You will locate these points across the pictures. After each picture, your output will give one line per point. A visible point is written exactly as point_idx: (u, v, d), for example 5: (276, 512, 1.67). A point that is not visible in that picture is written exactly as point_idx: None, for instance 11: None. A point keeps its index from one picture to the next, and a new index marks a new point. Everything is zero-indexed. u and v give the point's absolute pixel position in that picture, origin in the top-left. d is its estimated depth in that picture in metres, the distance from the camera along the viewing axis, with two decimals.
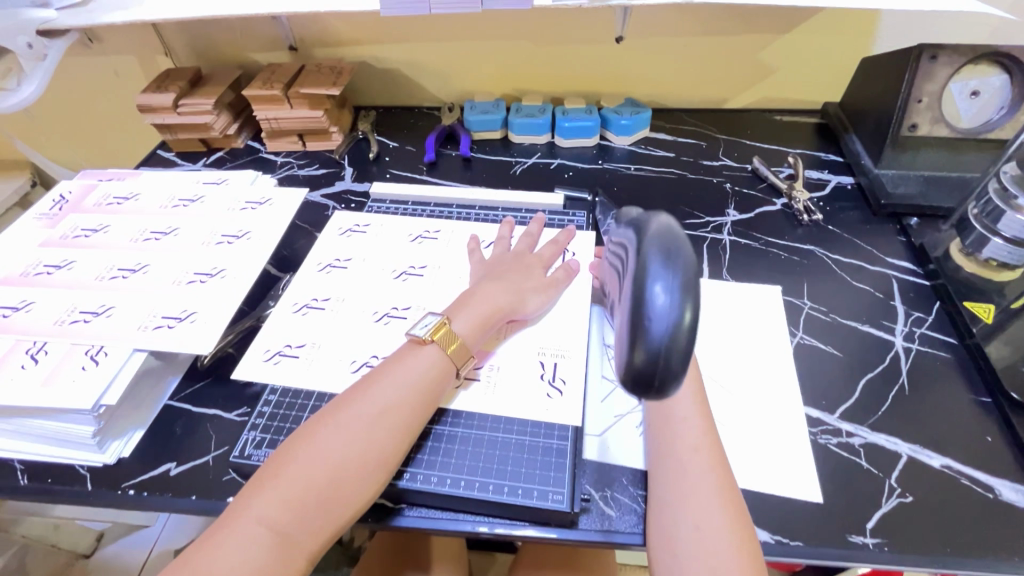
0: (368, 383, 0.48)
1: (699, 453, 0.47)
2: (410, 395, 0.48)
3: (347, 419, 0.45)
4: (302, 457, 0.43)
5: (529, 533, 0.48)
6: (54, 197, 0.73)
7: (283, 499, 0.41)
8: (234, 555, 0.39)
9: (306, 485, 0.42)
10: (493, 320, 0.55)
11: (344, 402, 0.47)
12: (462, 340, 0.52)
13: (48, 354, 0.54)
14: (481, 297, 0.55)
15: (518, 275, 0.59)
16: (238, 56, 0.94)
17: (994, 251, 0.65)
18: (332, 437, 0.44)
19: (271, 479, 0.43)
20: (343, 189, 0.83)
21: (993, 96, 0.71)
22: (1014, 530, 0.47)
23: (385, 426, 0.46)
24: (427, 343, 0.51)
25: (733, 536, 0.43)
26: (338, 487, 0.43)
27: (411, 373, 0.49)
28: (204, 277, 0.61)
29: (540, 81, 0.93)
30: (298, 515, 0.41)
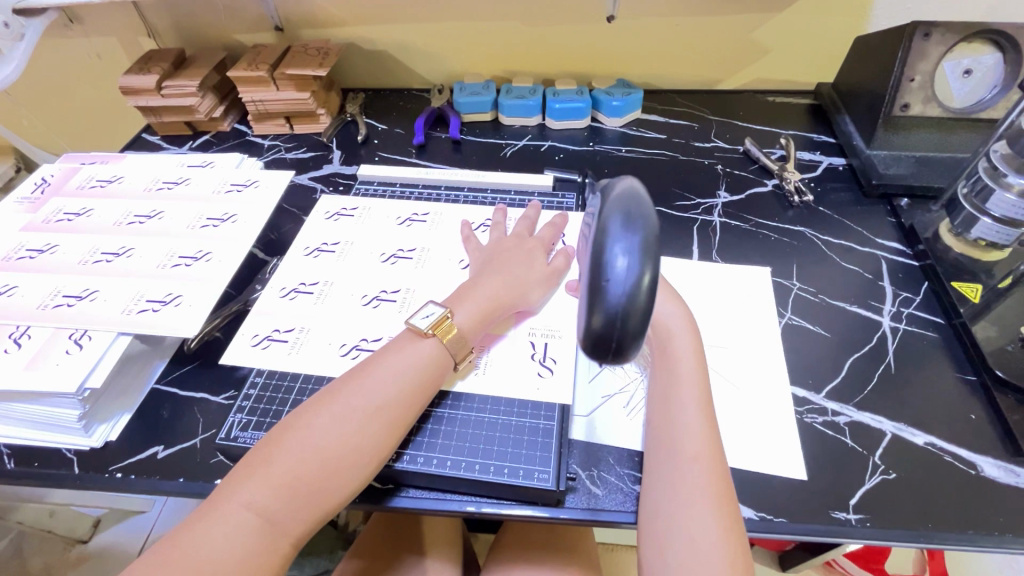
0: (364, 371, 0.48)
1: (690, 431, 0.47)
2: (407, 388, 0.47)
3: (341, 409, 0.45)
4: (294, 444, 0.43)
5: (516, 512, 0.48)
6: (36, 180, 0.72)
7: (272, 486, 0.41)
8: (220, 539, 0.39)
9: (298, 473, 0.42)
10: (495, 312, 0.54)
11: (339, 390, 0.46)
12: (463, 334, 0.52)
13: (31, 339, 0.53)
14: (483, 289, 0.55)
15: (520, 265, 0.58)
16: (222, 38, 0.92)
17: (983, 231, 0.64)
18: (325, 425, 0.44)
19: (261, 466, 0.42)
20: (331, 171, 0.83)
21: (985, 75, 0.70)
22: (995, 507, 0.47)
23: (379, 418, 0.45)
24: (428, 336, 0.50)
25: (717, 509, 0.43)
26: (328, 478, 0.42)
27: (408, 364, 0.48)
28: (189, 260, 0.61)
29: (530, 62, 0.91)
30: (287, 503, 0.41)
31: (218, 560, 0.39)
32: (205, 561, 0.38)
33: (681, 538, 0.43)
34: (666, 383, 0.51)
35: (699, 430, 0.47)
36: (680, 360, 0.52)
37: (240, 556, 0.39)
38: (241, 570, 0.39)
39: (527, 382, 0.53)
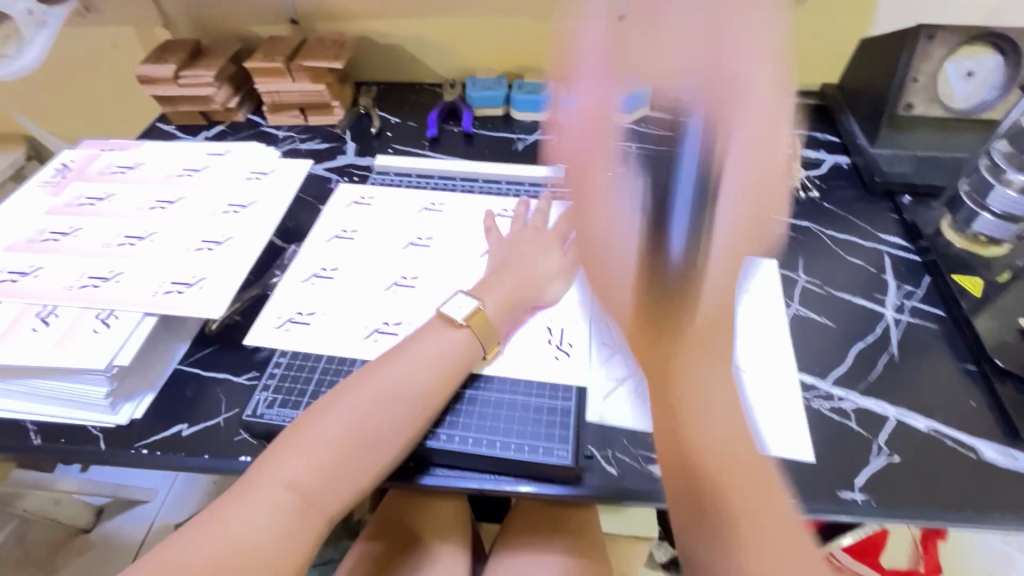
0: (395, 359, 0.51)
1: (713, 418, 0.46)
2: (437, 375, 0.50)
3: (375, 392, 0.48)
4: (330, 424, 0.46)
5: (531, 490, 0.50)
6: (57, 166, 0.73)
7: (311, 463, 0.44)
8: (262, 513, 0.41)
9: (336, 452, 0.44)
10: (518, 303, 0.58)
11: (373, 374, 0.49)
12: (492, 322, 0.55)
13: (59, 318, 0.54)
14: (506, 281, 0.59)
15: (538, 259, 0.62)
16: (237, 30, 0.94)
17: (983, 227, 0.66)
18: (359, 408, 0.47)
19: (301, 444, 0.45)
20: (346, 162, 0.84)
21: (986, 77, 0.72)
22: (994, 489, 0.49)
23: (411, 402, 0.48)
24: (461, 326, 0.54)
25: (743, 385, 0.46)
26: (362, 455, 0.45)
27: (439, 353, 0.52)
28: (212, 244, 0.62)
29: (542, 58, 0.93)
30: (325, 480, 0.44)
31: (265, 531, 0.41)
32: (249, 532, 0.41)
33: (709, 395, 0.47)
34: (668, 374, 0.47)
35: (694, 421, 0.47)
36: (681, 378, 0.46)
37: (282, 529, 0.41)
38: (281, 541, 0.41)
39: (547, 363, 0.56)
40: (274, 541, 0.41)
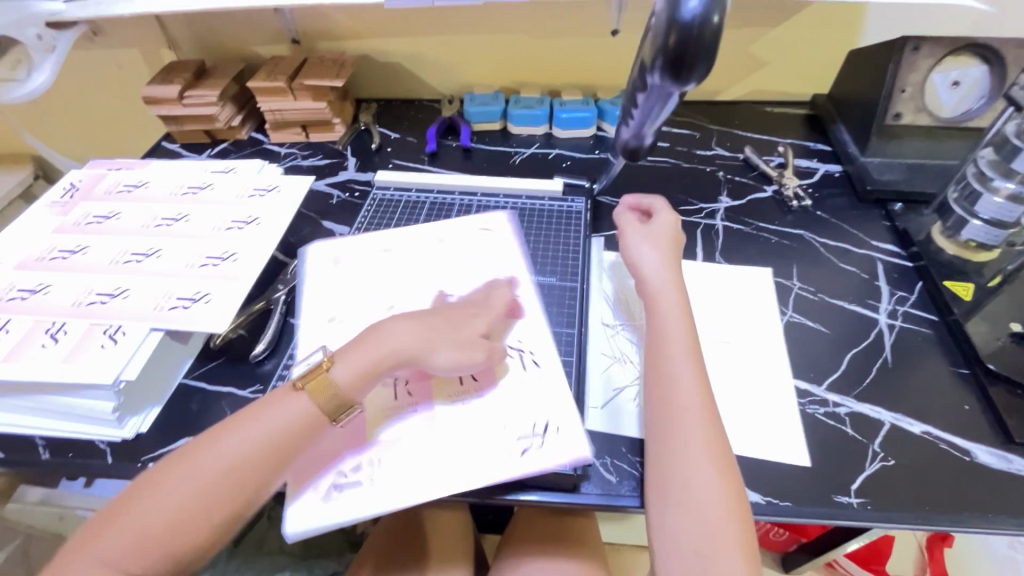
0: (234, 423, 0.47)
1: (681, 379, 0.50)
2: (261, 449, 0.45)
3: (197, 467, 0.44)
4: (148, 500, 0.43)
5: (533, 498, 0.50)
6: (65, 185, 0.74)
7: (119, 543, 0.42)
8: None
9: (150, 532, 0.42)
10: (383, 367, 0.50)
11: (203, 444, 0.46)
12: (338, 391, 0.48)
13: (67, 334, 0.56)
14: (373, 342, 0.51)
15: (441, 324, 0.54)
16: (241, 50, 0.96)
17: (972, 234, 0.67)
18: (177, 483, 0.43)
19: (120, 517, 0.43)
20: (347, 178, 0.86)
21: (972, 86, 0.74)
22: (989, 491, 0.50)
23: (231, 476, 0.44)
24: (300, 392, 0.48)
25: (712, 457, 0.46)
26: (174, 537, 0.42)
27: (272, 423, 0.46)
28: (217, 260, 0.63)
29: (538, 74, 0.95)
30: (132, 560, 0.41)
31: None
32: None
33: (676, 480, 0.45)
34: (656, 333, 0.53)
35: (696, 411, 0.48)
36: (671, 358, 0.51)
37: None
38: None
39: (518, 378, 0.55)
40: None
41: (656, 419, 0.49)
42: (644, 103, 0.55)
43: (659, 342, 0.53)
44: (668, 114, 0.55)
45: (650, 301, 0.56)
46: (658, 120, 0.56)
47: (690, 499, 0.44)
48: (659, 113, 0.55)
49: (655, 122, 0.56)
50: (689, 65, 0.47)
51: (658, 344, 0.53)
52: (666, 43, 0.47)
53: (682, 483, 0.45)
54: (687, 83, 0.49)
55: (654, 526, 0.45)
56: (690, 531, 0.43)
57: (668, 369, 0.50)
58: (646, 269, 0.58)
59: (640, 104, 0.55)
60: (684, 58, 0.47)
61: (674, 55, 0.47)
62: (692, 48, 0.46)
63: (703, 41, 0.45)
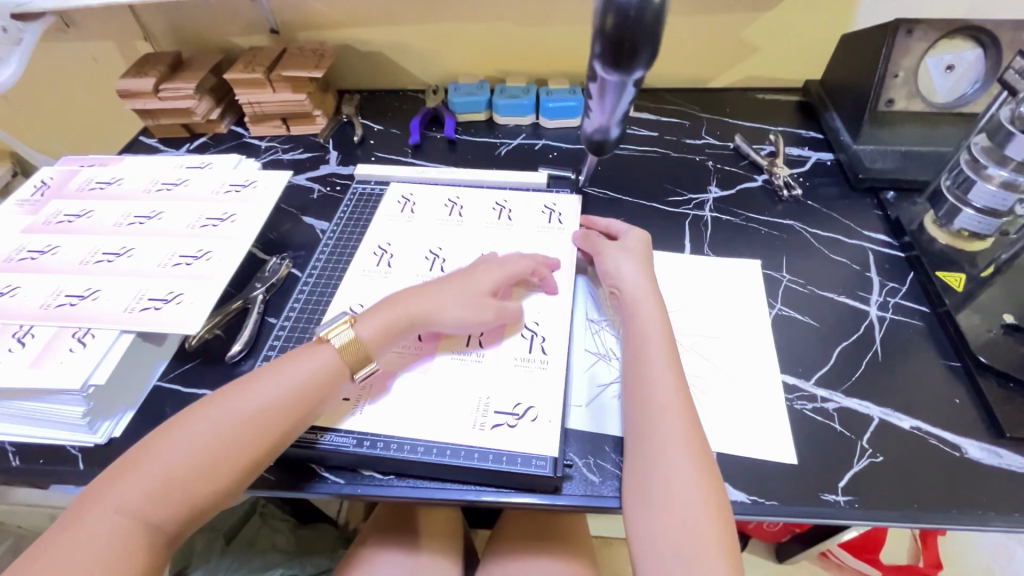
0: (257, 374, 0.48)
1: (660, 381, 0.51)
2: (288, 396, 0.47)
3: (226, 412, 0.45)
4: (172, 446, 0.43)
5: (514, 500, 0.49)
6: (36, 183, 0.72)
7: (140, 488, 0.41)
8: (92, 542, 0.39)
9: (176, 477, 0.42)
10: (405, 326, 0.53)
11: (228, 392, 0.46)
12: (364, 347, 0.51)
13: (35, 338, 0.54)
14: (393, 304, 0.54)
15: (465, 279, 0.58)
16: (218, 41, 0.93)
17: (965, 222, 0.66)
18: (202, 429, 0.44)
19: (141, 465, 0.42)
20: (328, 171, 0.84)
21: (966, 71, 0.72)
22: (979, 487, 0.49)
23: (259, 420, 0.45)
24: (326, 347, 0.50)
25: (693, 460, 0.46)
26: (201, 481, 0.42)
27: (299, 370, 0.48)
28: (190, 259, 0.62)
29: (524, 62, 0.93)
30: (153, 506, 0.41)
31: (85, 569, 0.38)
32: (73, 559, 0.38)
33: (658, 482, 0.45)
34: (635, 337, 0.54)
35: (675, 411, 0.49)
36: (649, 361, 0.52)
37: (106, 558, 0.39)
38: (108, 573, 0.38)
39: (498, 377, 0.54)
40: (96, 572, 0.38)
41: (636, 425, 0.49)
42: (597, 93, 0.50)
43: (638, 348, 0.53)
44: (627, 104, 0.51)
45: (628, 309, 0.57)
46: (616, 111, 0.51)
47: (671, 502, 0.44)
48: (616, 104, 0.50)
49: (614, 113, 0.52)
50: (632, 50, 0.44)
51: (635, 351, 0.53)
52: (603, 27, 0.44)
53: (664, 482, 0.45)
54: (634, 70, 0.46)
55: (635, 532, 0.45)
56: (671, 534, 0.43)
57: (646, 374, 0.51)
58: (626, 277, 0.59)
59: (594, 94, 0.51)
60: (624, 42, 0.44)
61: (613, 38, 0.44)
62: (632, 29, 0.43)
63: (644, 24, 0.42)
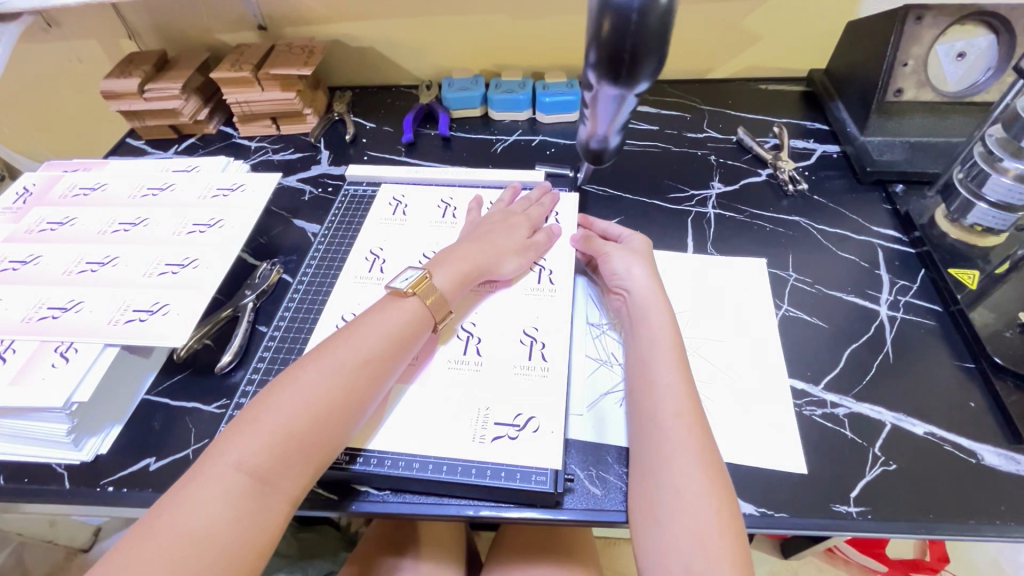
0: (348, 331, 0.48)
1: (668, 386, 0.49)
2: (386, 346, 0.48)
3: (328, 365, 0.45)
4: (280, 403, 0.42)
5: (514, 515, 0.47)
6: (18, 190, 0.70)
7: (259, 443, 0.41)
8: (214, 501, 0.38)
9: (289, 430, 0.42)
10: (471, 277, 0.57)
11: (325, 348, 0.47)
12: (442, 295, 0.53)
13: (17, 353, 0.52)
14: (460, 255, 0.57)
15: (500, 235, 0.61)
16: (205, 38, 0.91)
17: (980, 217, 0.64)
18: (313, 380, 0.44)
19: (248, 425, 0.42)
20: (320, 172, 0.82)
21: (976, 61, 0.68)
22: (996, 496, 0.47)
23: (362, 372, 0.46)
24: (409, 296, 0.52)
25: (703, 469, 0.44)
26: (315, 431, 0.42)
27: (388, 321, 0.49)
28: (176, 267, 0.60)
29: (519, 55, 0.90)
30: (278, 460, 0.41)
31: (210, 530, 0.37)
32: (197, 519, 0.37)
33: (668, 492, 0.43)
34: (643, 343, 0.52)
35: (684, 417, 0.47)
36: (656, 365, 0.50)
37: (236, 514, 0.39)
38: (232, 532, 0.38)
39: (496, 386, 0.52)
40: (222, 530, 0.38)
41: (644, 433, 0.47)
42: (594, 103, 0.47)
43: (646, 352, 0.52)
44: (626, 114, 0.48)
45: (636, 313, 0.55)
46: (615, 120, 0.49)
47: (681, 514, 0.42)
48: (614, 114, 0.48)
49: (613, 123, 0.49)
50: (632, 60, 0.42)
51: (643, 356, 0.52)
52: (600, 32, 0.41)
53: (675, 491, 0.43)
54: (635, 81, 0.43)
55: (643, 545, 0.43)
56: (680, 548, 0.41)
57: (654, 380, 0.49)
58: (636, 280, 0.57)
59: (590, 103, 0.48)
60: (623, 51, 0.41)
61: (612, 46, 0.41)
62: (632, 36, 0.40)
63: (646, 30, 0.40)
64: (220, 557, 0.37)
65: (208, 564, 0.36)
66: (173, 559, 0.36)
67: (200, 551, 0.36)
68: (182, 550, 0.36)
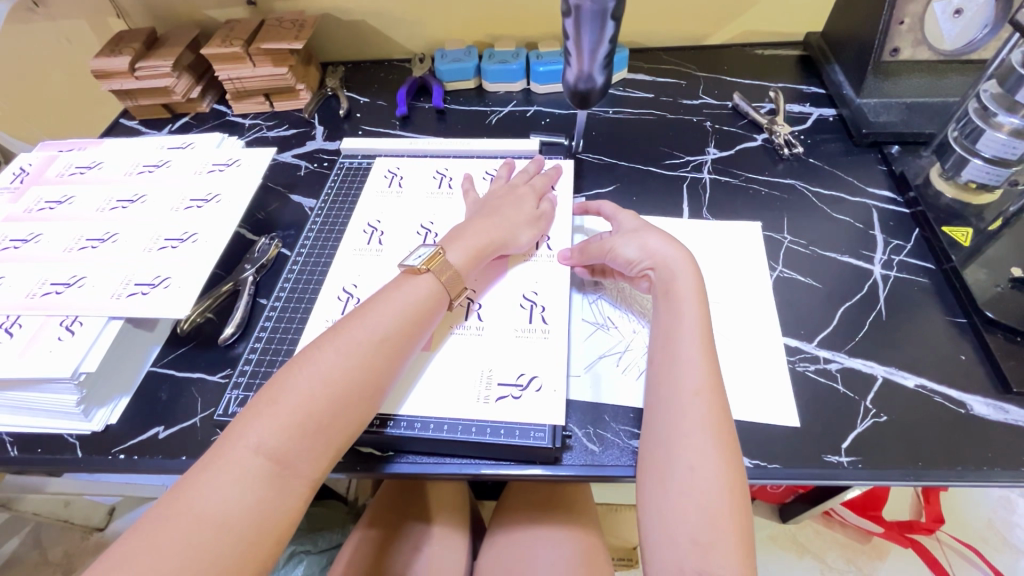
0: (363, 311, 0.48)
1: (692, 365, 0.48)
2: (401, 326, 0.47)
3: (345, 346, 0.45)
4: (298, 385, 0.42)
5: (513, 471, 0.49)
6: (15, 170, 0.71)
7: (279, 425, 0.40)
8: (233, 485, 0.38)
9: (308, 412, 0.41)
10: (486, 252, 0.56)
11: (341, 328, 0.46)
12: (456, 271, 0.52)
13: (22, 328, 0.53)
14: (474, 232, 0.56)
15: (510, 208, 0.59)
16: (193, 15, 0.89)
17: (974, 174, 0.65)
18: (330, 362, 0.44)
19: (267, 407, 0.41)
20: (314, 148, 0.81)
21: (976, 15, 0.67)
22: (985, 443, 0.48)
23: (378, 352, 0.46)
24: (424, 273, 0.51)
25: (719, 449, 0.44)
26: (334, 412, 0.42)
27: (404, 300, 0.49)
28: (176, 242, 0.60)
29: (512, 25, 0.89)
30: (297, 443, 0.41)
31: (231, 512, 0.37)
32: (218, 503, 0.37)
33: (682, 471, 0.44)
34: (667, 321, 0.51)
35: (706, 397, 0.46)
36: (681, 345, 0.49)
37: (257, 498, 0.39)
38: (254, 516, 0.38)
39: (495, 347, 0.53)
40: (245, 513, 0.38)
41: (661, 410, 0.47)
42: (574, 33, 0.49)
43: (669, 329, 0.51)
44: (606, 42, 0.49)
45: (660, 290, 0.54)
46: (596, 51, 0.50)
47: (691, 491, 0.43)
48: (595, 41, 0.49)
49: (595, 55, 0.50)
50: None
51: (665, 334, 0.51)
52: None
53: (689, 467, 0.44)
54: None
55: (648, 513, 0.45)
56: (688, 523, 0.42)
57: (676, 355, 0.49)
58: (656, 254, 0.55)
59: (570, 36, 0.49)
60: None
61: None
62: None
63: None
64: (240, 540, 0.37)
65: (229, 548, 0.37)
66: (194, 542, 0.36)
67: (222, 535, 0.37)
68: (206, 533, 0.36)
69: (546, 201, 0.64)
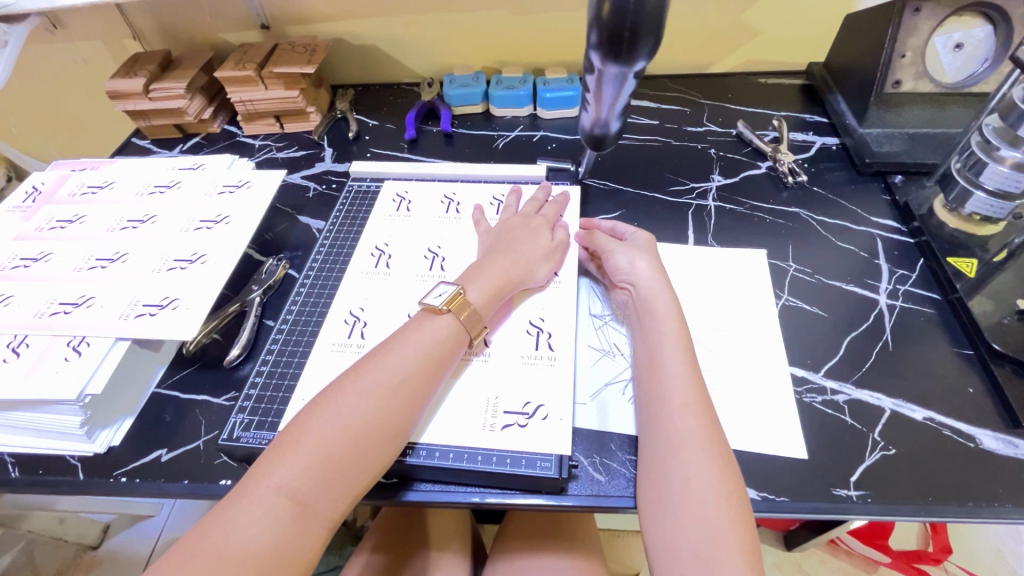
0: (384, 350, 0.48)
1: (676, 378, 0.49)
2: (422, 367, 0.47)
3: (366, 386, 0.45)
4: (319, 425, 0.42)
5: (519, 501, 0.48)
6: (28, 188, 0.71)
7: (301, 466, 0.40)
8: (255, 527, 0.38)
9: (329, 453, 0.41)
10: (505, 290, 0.55)
11: (362, 368, 0.46)
12: (476, 311, 0.52)
13: (30, 348, 0.53)
14: (492, 269, 0.56)
15: (525, 242, 0.60)
16: (208, 38, 0.91)
17: (977, 206, 0.64)
18: (353, 402, 0.44)
19: (290, 447, 0.41)
20: (323, 169, 0.82)
21: (976, 49, 0.68)
22: (995, 478, 0.48)
23: (400, 393, 0.45)
24: (443, 313, 0.51)
25: (713, 458, 0.44)
26: (354, 453, 0.42)
27: (424, 340, 0.49)
28: (184, 263, 0.61)
29: (519, 52, 0.90)
30: (317, 484, 0.40)
31: (252, 556, 0.37)
32: (241, 544, 0.37)
33: (676, 481, 0.44)
34: (650, 336, 0.53)
35: (695, 410, 0.47)
36: (664, 360, 0.50)
37: (277, 541, 0.38)
38: (274, 559, 0.38)
39: (501, 372, 0.53)
40: (265, 556, 0.37)
41: (651, 426, 0.48)
42: (595, 87, 0.48)
43: (653, 342, 0.52)
44: (626, 97, 0.48)
45: (642, 306, 0.55)
46: (615, 104, 0.49)
47: (690, 503, 0.43)
48: (615, 98, 0.48)
49: (613, 107, 0.50)
50: (631, 39, 0.40)
51: (650, 349, 0.52)
52: (600, 14, 0.40)
53: (685, 479, 0.44)
54: (634, 60, 0.42)
55: (654, 534, 0.44)
56: (690, 538, 0.42)
57: (663, 370, 0.50)
58: (639, 273, 0.57)
59: (592, 88, 0.48)
60: (623, 30, 0.40)
61: (611, 27, 0.40)
62: (632, 16, 0.39)
63: (644, 9, 0.39)
64: None
65: None
66: None
67: None
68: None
69: (560, 231, 0.64)
